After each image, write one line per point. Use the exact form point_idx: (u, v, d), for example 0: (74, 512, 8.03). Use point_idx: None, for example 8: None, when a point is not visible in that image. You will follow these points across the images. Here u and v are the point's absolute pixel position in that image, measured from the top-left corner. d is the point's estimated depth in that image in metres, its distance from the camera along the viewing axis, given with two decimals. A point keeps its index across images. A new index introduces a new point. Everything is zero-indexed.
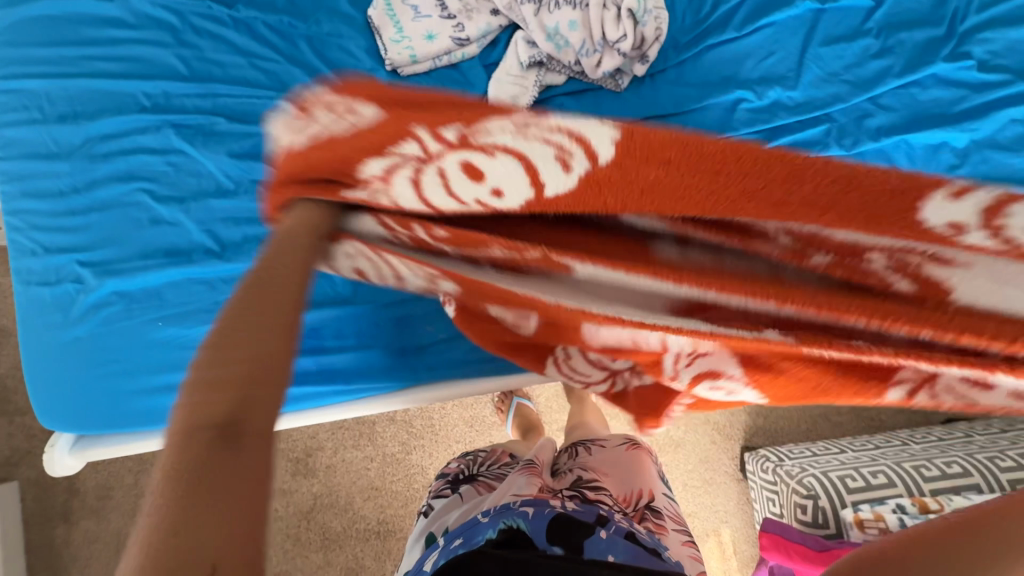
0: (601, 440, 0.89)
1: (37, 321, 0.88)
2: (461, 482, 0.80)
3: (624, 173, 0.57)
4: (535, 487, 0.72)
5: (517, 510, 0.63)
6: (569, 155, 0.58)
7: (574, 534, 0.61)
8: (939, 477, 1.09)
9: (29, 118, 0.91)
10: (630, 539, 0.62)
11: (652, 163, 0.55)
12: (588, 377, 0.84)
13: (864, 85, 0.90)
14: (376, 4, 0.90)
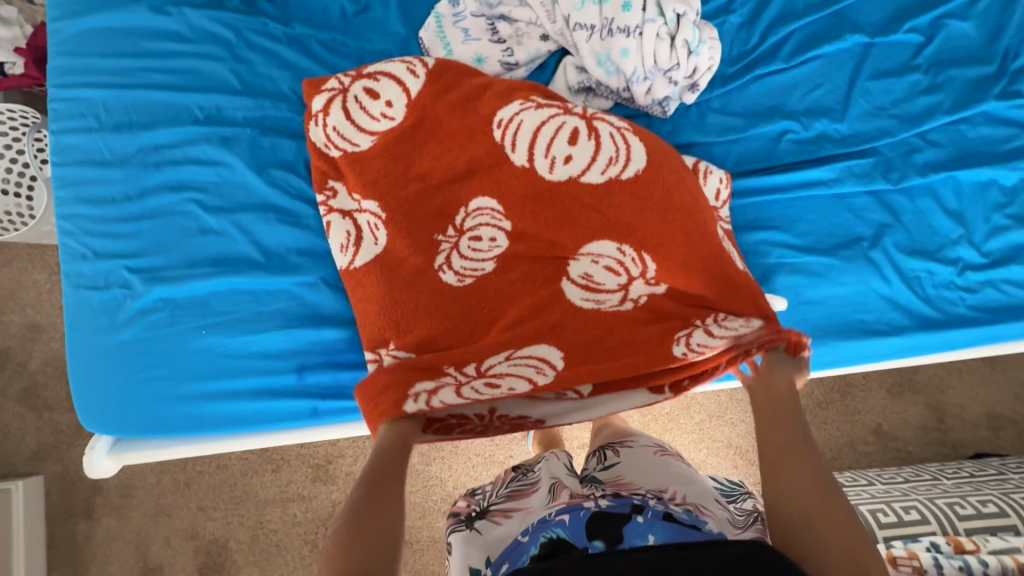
0: (626, 443, 0.86)
1: (84, 325, 0.90)
2: (476, 519, 0.72)
3: (599, 362, 0.80)
4: (567, 492, 0.72)
5: (554, 521, 0.61)
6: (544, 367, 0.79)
7: (612, 526, 0.60)
8: (974, 515, 1.08)
9: (86, 127, 0.93)
10: (669, 518, 0.61)
11: (610, 349, 0.80)
12: (604, 285, 0.83)
13: (912, 120, 0.90)
14: (427, 26, 0.92)
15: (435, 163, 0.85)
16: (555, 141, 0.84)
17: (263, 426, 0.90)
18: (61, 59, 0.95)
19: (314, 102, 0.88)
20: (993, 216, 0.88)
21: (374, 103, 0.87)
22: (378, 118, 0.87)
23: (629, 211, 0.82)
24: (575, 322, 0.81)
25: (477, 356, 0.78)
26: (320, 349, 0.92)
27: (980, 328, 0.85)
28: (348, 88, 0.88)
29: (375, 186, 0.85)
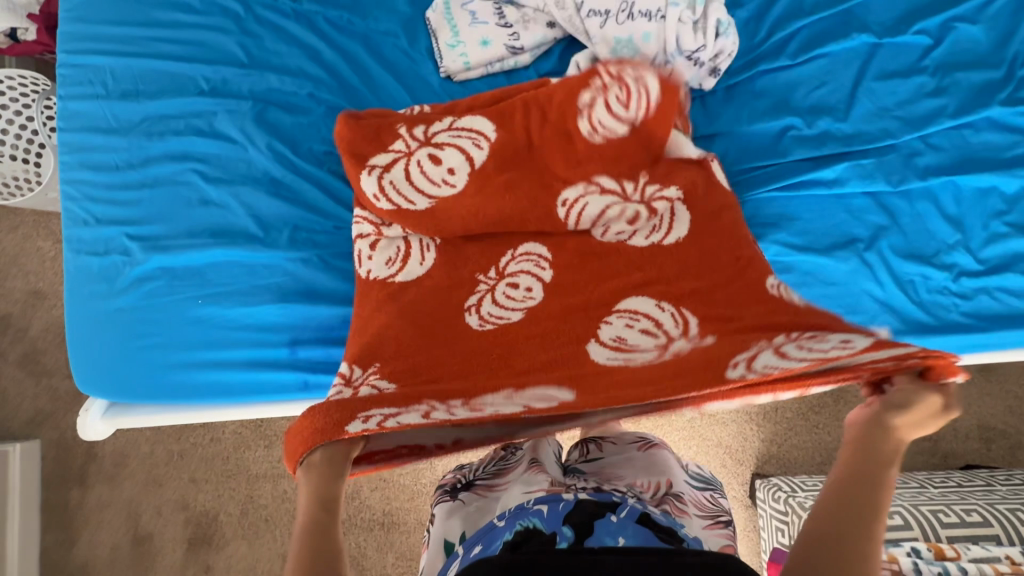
0: (610, 439, 0.88)
1: (84, 290, 0.91)
2: (460, 489, 0.76)
3: (589, 388, 0.71)
4: (546, 482, 0.71)
5: (533, 510, 0.61)
6: (553, 394, 0.71)
7: (584, 517, 0.59)
8: (957, 524, 1.08)
9: (93, 93, 0.94)
10: (641, 522, 0.60)
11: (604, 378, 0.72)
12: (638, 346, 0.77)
13: (916, 123, 0.88)
14: (436, 6, 0.92)
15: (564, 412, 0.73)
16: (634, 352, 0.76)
17: (254, 397, 0.91)
18: (71, 26, 0.95)
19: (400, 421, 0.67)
20: (991, 223, 0.86)
21: (521, 288, 0.83)
22: (517, 307, 0.82)
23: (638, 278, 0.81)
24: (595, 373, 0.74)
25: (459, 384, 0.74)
26: (315, 326, 0.92)
27: (973, 335, 0.85)
28: (507, 259, 0.84)
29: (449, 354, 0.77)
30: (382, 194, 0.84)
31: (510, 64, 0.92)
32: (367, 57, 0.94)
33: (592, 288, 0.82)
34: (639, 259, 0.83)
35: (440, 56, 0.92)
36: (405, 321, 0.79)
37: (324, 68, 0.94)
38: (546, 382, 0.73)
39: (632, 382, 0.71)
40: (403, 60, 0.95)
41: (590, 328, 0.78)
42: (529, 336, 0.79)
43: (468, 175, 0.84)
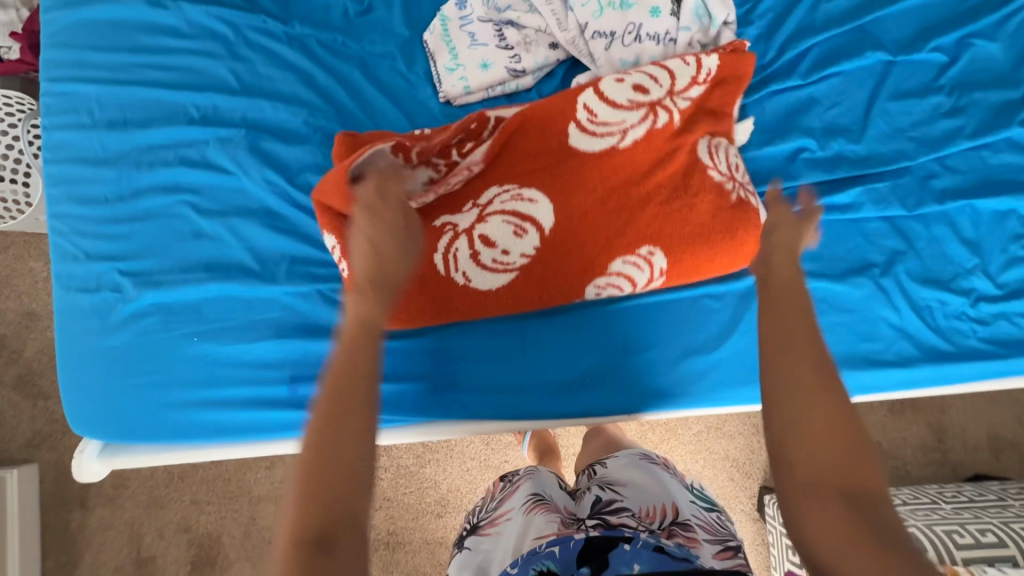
0: (614, 455, 0.85)
1: (76, 328, 0.88)
2: (466, 537, 0.74)
3: (527, 167, 0.78)
4: (556, 523, 0.67)
5: (545, 552, 0.59)
6: (523, 228, 0.78)
7: (600, 554, 0.57)
8: (973, 545, 1.06)
9: (79, 123, 0.90)
10: (659, 550, 0.57)
11: (545, 158, 0.78)
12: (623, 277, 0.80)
13: (932, 145, 0.85)
14: (433, 29, 0.88)
15: (554, 289, 0.80)
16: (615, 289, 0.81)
17: (251, 436, 0.87)
18: (54, 52, 0.91)
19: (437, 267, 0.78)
20: (1010, 247, 0.84)
21: (511, 250, 0.78)
22: (506, 270, 0.78)
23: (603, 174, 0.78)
24: (561, 182, 0.78)
25: (454, 251, 0.77)
26: (315, 361, 0.89)
27: (992, 363, 0.82)
28: (485, 210, 0.78)
29: (434, 297, 0.79)
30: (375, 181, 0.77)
31: (512, 86, 0.88)
32: (363, 80, 0.90)
33: (573, 245, 0.78)
34: (652, 234, 0.78)
35: (438, 79, 0.88)
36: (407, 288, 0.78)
37: (318, 93, 0.91)
38: (519, 220, 0.78)
39: (574, 176, 0.78)
40: (400, 84, 0.91)
41: (541, 156, 0.79)
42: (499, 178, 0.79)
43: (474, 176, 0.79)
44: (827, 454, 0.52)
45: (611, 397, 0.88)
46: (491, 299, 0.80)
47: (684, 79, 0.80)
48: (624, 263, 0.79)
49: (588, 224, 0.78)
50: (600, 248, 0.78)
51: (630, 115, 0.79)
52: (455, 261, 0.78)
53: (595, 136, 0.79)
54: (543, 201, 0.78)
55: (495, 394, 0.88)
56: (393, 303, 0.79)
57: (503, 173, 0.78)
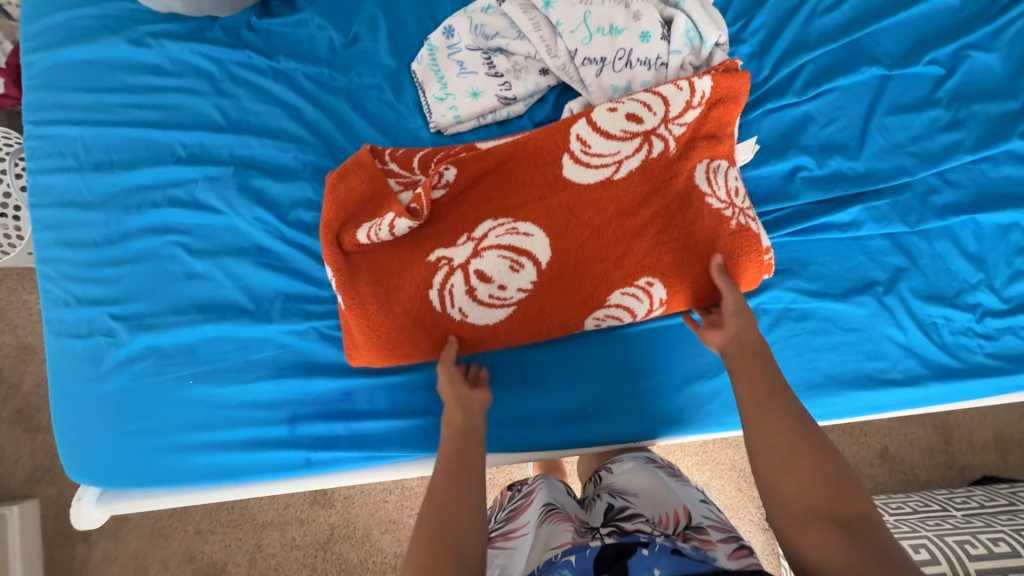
0: (618, 458, 0.83)
1: (69, 375, 0.87)
2: None
3: (522, 199, 0.76)
4: (571, 530, 0.65)
5: (560, 562, 0.57)
6: (520, 263, 0.76)
7: (618, 560, 0.56)
8: (986, 555, 1.05)
9: (64, 165, 0.89)
10: (678, 552, 0.56)
11: (541, 190, 0.76)
12: (620, 306, 0.80)
13: (932, 159, 0.84)
14: (421, 58, 0.87)
15: (552, 322, 0.80)
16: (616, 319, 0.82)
17: (252, 477, 0.86)
18: (37, 93, 0.90)
19: (433, 302, 0.76)
20: (1014, 260, 0.83)
21: (509, 285, 0.76)
22: (504, 305, 0.77)
23: (601, 204, 0.76)
24: (558, 215, 0.76)
25: (451, 287, 0.75)
26: (313, 399, 0.88)
27: (1001, 379, 0.81)
28: (481, 244, 0.75)
29: (429, 331, 0.77)
30: (383, 213, 0.76)
31: (502, 114, 0.87)
32: (351, 113, 0.89)
33: (572, 279, 0.77)
34: (652, 265, 0.77)
35: (427, 109, 0.87)
36: (403, 325, 0.76)
37: (307, 127, 0.89)
38: (517, 254, 0.76)
39: (571, 208, 0.76)
40: (389, 115, 0.89)
41: (536, 188, 0.77)
42: (494, 210, 0.76)
43: (469, 207, 0.76)
44: (809, 484, 0.58)
45: (616, 421, 0.87)
46: (491, 334, 0.79)
47: (681, 105, 0.78)
48: (623, 296, 0.78)
49: (586, 257, 0.76)
50: (598, 280, 0.77)
51: (626, 145, 0.77)
52: (452, 296, 0.76)
53: (592, 167, 0.77)
54: (540, 234, 0.76)
55: (501, 426, 0.87)
56: (388, 336, 0.77)
57: (498, 204, 0.76)
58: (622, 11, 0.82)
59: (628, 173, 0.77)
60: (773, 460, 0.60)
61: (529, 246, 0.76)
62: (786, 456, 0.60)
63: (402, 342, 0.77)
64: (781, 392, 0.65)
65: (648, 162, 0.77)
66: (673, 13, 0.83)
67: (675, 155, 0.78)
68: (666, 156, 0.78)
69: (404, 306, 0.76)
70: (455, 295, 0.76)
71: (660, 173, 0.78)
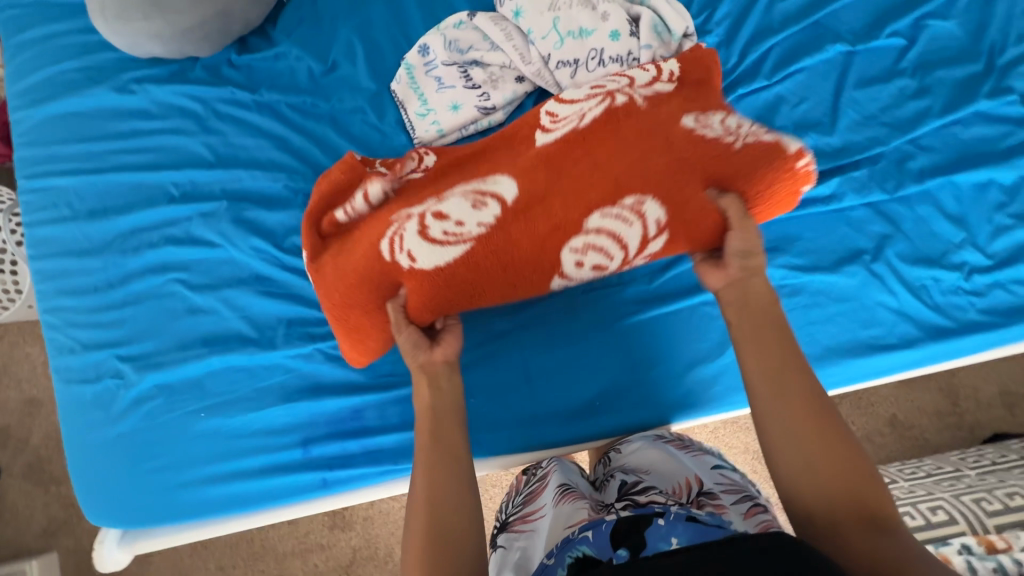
0: (627, 440, 0.85)
1: (80, 421, 0.88)
2: (498, 534, 0.72)
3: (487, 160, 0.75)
4: (586, 509, 0.66)
5: (579, 538, 0.57)
6: (483, 203, 0.71)
7: (634, 531, 0.56)
8: (1003, 511, 1.06)
9: (59, 216, 0.90)
10: (693, 519, 0.56)
11: (507, 150, 0.75)
12: (602, 241, 0.74)
13: (903, 127, 0.86)
14: (399, 78, 0.89)
15: (522, 255, 0.73)
16: (600, 253, 0.75)
17: (271, 503, 0.86)
18: (28, 148, 0.92)
19: (386, 251, 0.71)
20: (995, 216, 0.85)
21: (468, 221, 0.71)
22: (460, 241, 0.71)
23: (568, 146, 0.72)
24: (523, 162, 0.72)
25: (406, 229, 0.70)
26: (324, 420, 0.89)
27: (995, 333, 0.82)
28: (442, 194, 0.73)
29: (380, 285, 0.74)
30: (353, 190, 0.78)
31: (484, 123, 0.89)
32: (336, 137, 0.91)
33: (544, 217, 0.71)
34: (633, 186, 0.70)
35: (410, 126, 0.89)
36: (358, 278, 0.73)
37: (294, 154, 0.91)
38: (478, 196, 0.71)
39: (537, 155, 0.73)
40: (374, 135, 0.91)
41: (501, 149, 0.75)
42: (458, 171, 0.75)
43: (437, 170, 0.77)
44: (824, 471, 0.57)
45: (624, 413, 0.88)
46: (450, 279, 0.72)
47: (649, 74, 0.77)
48: (603, 217, 0.71)
49: (556, 195, 0.70)
50: (570, 212, 0.71)
51: (589, 101, 0.74)
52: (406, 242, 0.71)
53: (553, 128, 0.74)
54: (504, 177, 0.72)
55: (511, 425, 0.88)
56: (343, 302, 0.76)
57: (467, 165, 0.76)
58: (589, 13, 0.84)
59: (598, 118, 0.73)
60: (791, 448, 0.59)
61: (493, 187, 0.72)
62: (802, 443, 0.59)
63: (365, 302, 0.75)
64: (800, 377, 0.62)
65: (614, 106, 0.74)
66: (640, 10, 0.85)
67: (651, 102, 0.74)
68: (641, 104, 0.74)
69: (355, 259, 0.73)
70: (409, 245, 0.71)
71: (635, 115, 0.73)
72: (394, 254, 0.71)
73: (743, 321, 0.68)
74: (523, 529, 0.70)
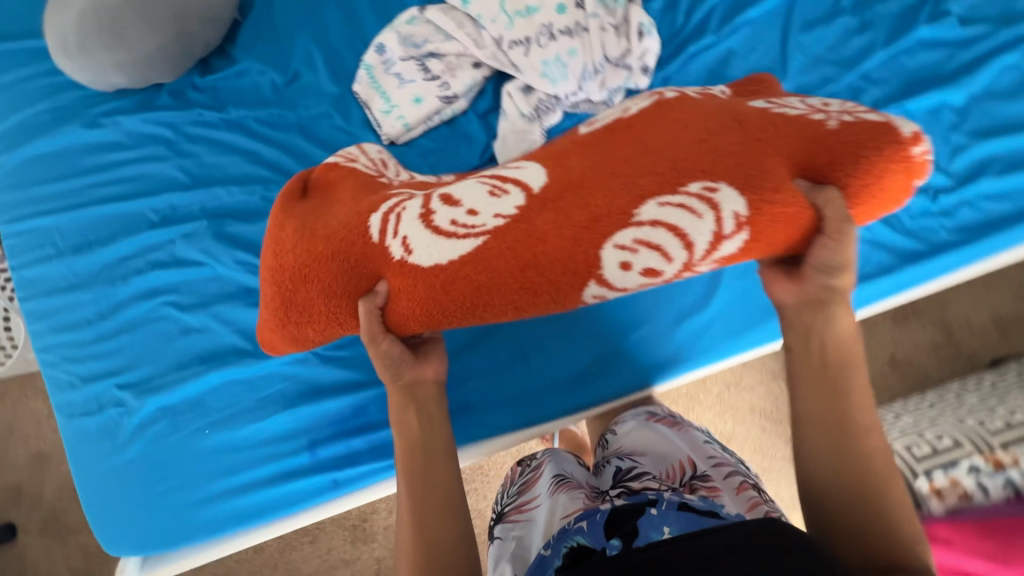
0: (621, 422, 0.87)
1: (88, 453, 0.88)
2: (496, 526, 0.73)
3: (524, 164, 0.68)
4: (582, 498, 0.66)
5: (574, 528, 0.57)
6: (500, 191, 0.65)
7: (626, 520, 0.55)
8: (1005, 429, 1.03)
9: (45, 255, 0.92)
10: (685, 508, 0.56)
11: (547, 154, 0.68)
12: (656, 233, 0.59)
13: (851, 64, 0.89)
14: (360, 79, 0.92)
15: (549, 254, 0.61)
16: (655, 253, 0.60)
17: (286, 510, 0.87)
18: (6, 194, 0.93)
19: (376, 229, 0.67)
20: (952, 137, 0.87)
21: (482, 209, 0.64)
22: (469, 235, 0.63)
23: (616, 134, 0.64)
24: (561, 157, 0.64)
25: (414, 219, 0.65)
26: (328, 421, 0.90)
27: (968, 249, 0.84)
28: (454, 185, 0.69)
29: (358, 275, 0.68)
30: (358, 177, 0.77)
31: (447, 113, 0.92)
32: (307, 144, 0.93)
33: (578, 207, 0.60)
34: (688, 166, 0.59)
35: (377, 124, 0.91)
36: (336, 252, 0.68)
37: (267, 166, 0.93)
38: (502, 191, 0.64)
39: (577, 149, 0.65)
40: (344, 138, 0.93)
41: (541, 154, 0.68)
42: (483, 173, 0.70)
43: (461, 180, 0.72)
44: (856, 505, 0.55)
45: (613, 380, 0.90)
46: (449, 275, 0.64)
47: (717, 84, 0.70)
48: (659, 207, 0.58)
49: (590, 182, 0.61)
50: (611, 196, 0.60)
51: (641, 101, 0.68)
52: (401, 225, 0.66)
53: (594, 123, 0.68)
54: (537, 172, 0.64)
55: (508, 403, 0.89)
56: (303, 272, 0.69)
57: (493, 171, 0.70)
58: None
59: (658, 109, 0.65)
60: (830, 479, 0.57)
61: (517, 176, 0.65)
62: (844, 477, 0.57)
63: (339, 283, 0.68)
64: (850, 409, 0.59)
65: (679, 100, 0.66)
66: None
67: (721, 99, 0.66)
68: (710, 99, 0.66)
69: (338, 230, 0.69)
70: (401, 227, 0.66)
71: (702, 105, 0.64)
72: (387, 236, 0.66)
73: (801, 357, 0.63)
74: (519, 522, 0.70)
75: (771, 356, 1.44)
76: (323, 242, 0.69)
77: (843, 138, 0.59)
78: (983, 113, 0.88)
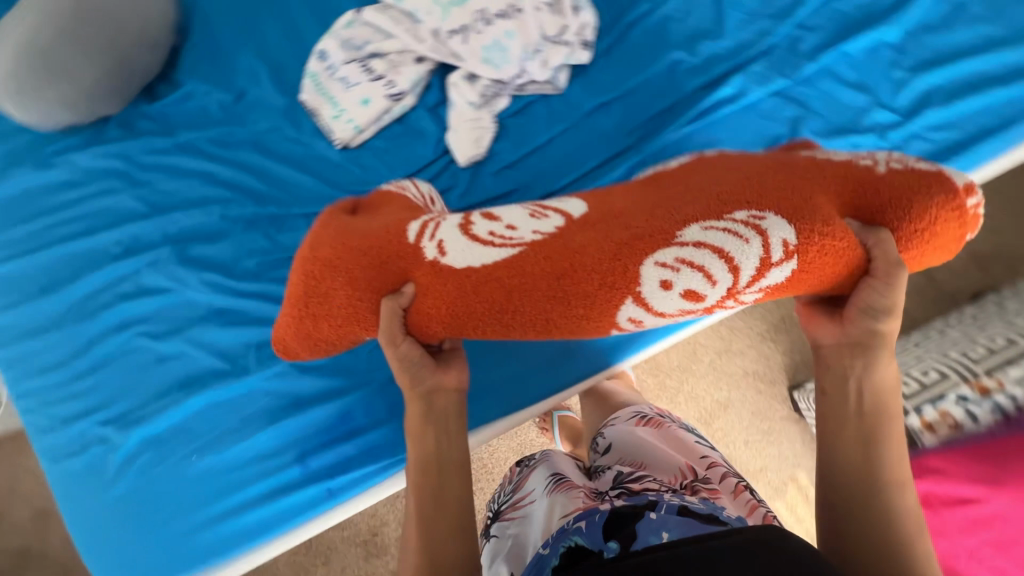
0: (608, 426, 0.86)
1: (76, 494, 0.87)
2: (492, 525, 0.73)
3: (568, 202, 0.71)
4: (582, 497, 0.65)
5: (572, 529, 0.56)
6: (541, 214, 0.68)
7: (625, 526, 0.55)
8: (988, 355, 1.01)
9: (12, 301, 0.91)
10: (684, 513, 0.56)
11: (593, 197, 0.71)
12: (696, 251, 0.59)
13: (784, 15, 0.91)
14: (306, 88, 0.92)
15: (587, 268, 0.61)
16: (697, 273, 0.60)
17: (283, 527, 0.86)
18: None
19: (415, 232, 0.67)
20: (892, 74, 0.89)
21: (521, 226, 0.66)
22: (505, 245, 0.65)
23: (661, 177, 0.68)
24: (607, 199, 0.68)
25: (458, 230, 0.67)
26: (314, 431, 0.89)
27: None
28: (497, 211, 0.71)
29: (387, 273, 0.66)
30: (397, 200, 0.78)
31: (397, 110, 0.92)
32: (262, 159, 0.93)
33: (616, 234, 0.61)
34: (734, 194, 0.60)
35: (329, 130, 0.92)
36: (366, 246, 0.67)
37: (225, 185, 0.93)
38: (546, 219, 0.67)
39: (623, 192, 0.69)
40: (298, 148, 0.93)
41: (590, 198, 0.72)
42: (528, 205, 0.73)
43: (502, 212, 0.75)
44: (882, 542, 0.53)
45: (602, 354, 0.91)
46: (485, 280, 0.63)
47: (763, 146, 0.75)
48: (702, 229, 0.59)
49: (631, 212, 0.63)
50: (650, 220, 0.61)
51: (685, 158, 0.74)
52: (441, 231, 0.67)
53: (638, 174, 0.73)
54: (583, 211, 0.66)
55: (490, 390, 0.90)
56: (328, 261, 0.67)
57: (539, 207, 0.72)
58: None
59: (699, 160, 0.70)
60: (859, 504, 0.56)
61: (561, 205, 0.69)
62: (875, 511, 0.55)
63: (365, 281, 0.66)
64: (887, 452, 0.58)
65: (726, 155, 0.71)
66: None
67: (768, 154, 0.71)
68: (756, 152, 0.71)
69: (376, 230, 0.68)
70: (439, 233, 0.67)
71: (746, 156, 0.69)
72: (423, 237, 0.67)
73: (837, 394, 0.61)
74: (516, 522, 0.69)
75: (758, 318, 1.45)
76: (352, 238, 0.68)
77: (889, 183, 0.62)
78: (918, 46, 0.90)
